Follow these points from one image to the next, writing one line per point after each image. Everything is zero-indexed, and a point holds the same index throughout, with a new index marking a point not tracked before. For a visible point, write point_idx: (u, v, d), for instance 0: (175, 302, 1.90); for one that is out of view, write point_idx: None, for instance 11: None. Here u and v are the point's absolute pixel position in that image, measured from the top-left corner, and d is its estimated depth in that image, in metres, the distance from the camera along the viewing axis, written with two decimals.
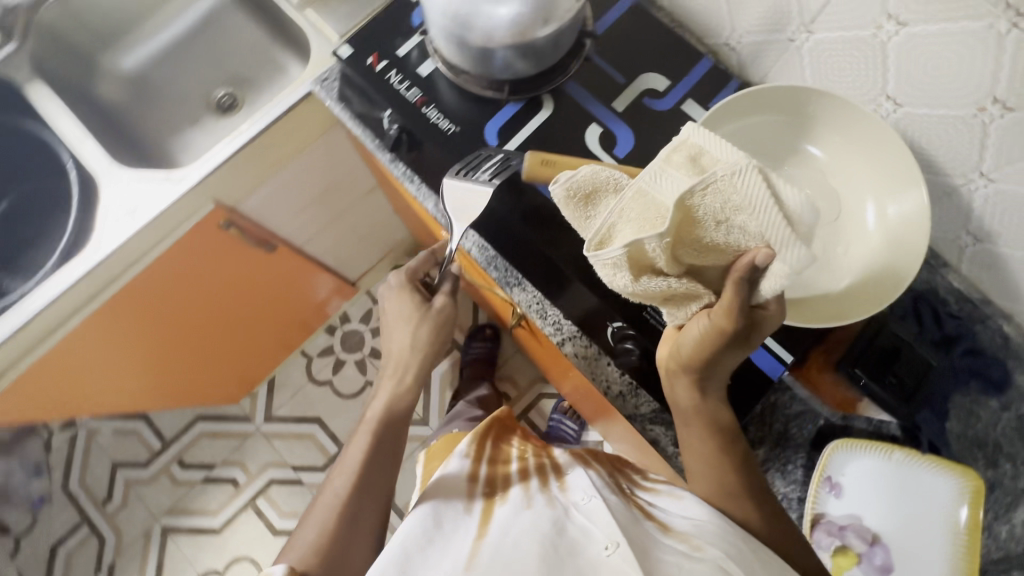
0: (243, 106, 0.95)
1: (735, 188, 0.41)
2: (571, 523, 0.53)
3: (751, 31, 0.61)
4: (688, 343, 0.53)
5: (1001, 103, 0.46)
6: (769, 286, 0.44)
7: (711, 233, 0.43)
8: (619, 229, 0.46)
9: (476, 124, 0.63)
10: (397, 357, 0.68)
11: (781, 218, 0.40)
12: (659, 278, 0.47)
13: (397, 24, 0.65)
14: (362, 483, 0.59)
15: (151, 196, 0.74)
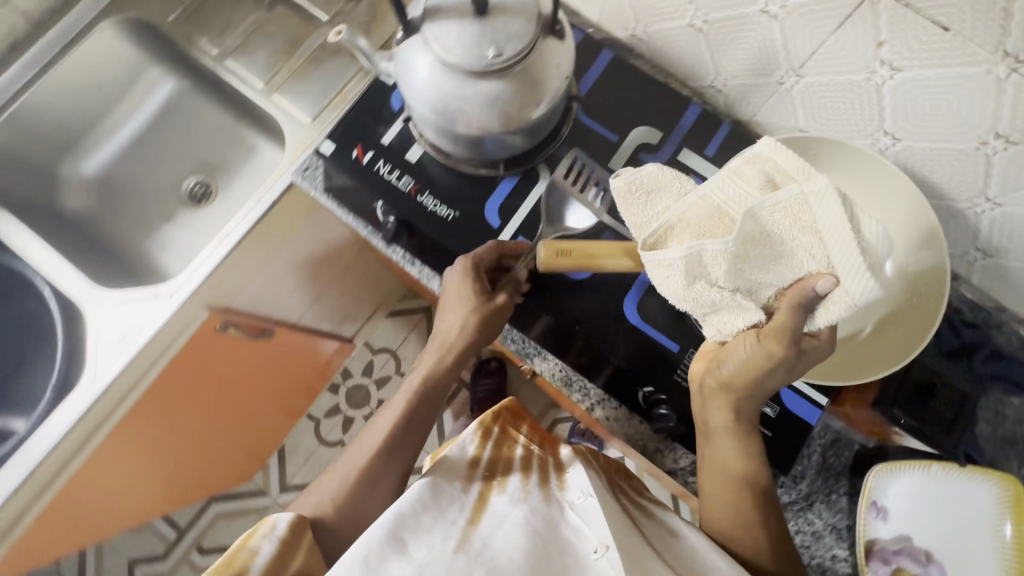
0: (217, 194, 0.92)
1: (809, 209, 0.43)
2: (565, 524, 0.52)
3: (737, 75, 0.60)
4: (726, 359, 0.51)
5: (1003, 138, 0.46)
6: (825, 317, 0.45)
7: (776, 247, 0.45)
8: (679, 233, 0.48)
9: (475, 206, 0.61)
10: (445, 338, 0.59)
11: (851, 246, 0.41)
12: (713, 288, 0.48)
13: (376, 111, 0.63)
14: (386, 449, 0.55)
15: (143, 316, 0.71)
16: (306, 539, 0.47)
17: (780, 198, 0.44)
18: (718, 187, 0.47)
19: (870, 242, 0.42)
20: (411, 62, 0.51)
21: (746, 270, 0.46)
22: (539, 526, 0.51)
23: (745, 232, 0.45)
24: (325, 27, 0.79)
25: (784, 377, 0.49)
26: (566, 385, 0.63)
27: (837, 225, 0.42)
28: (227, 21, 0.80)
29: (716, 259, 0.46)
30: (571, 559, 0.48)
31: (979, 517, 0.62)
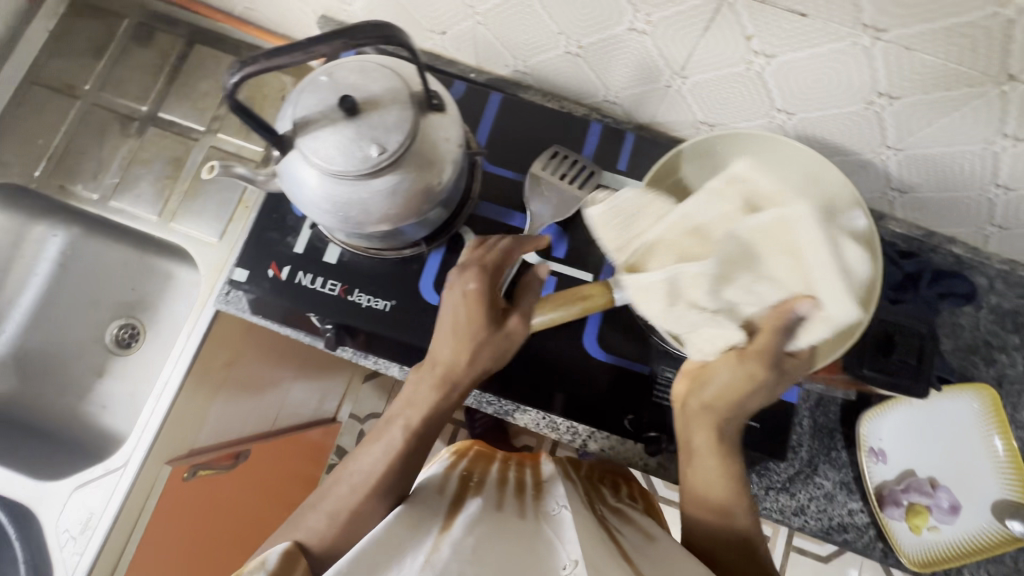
0: (146, 333, 0.86)
1: (789, 233, 0.45)
2: (543, 537, 0.46)
3: (626, 86, 0.60)
4: (716, 376, 0.50)
5: (887, 95, 0.47)
6: (806, 338, 0.47)
7: (759, 272, 0.46)
8: (656, 254, 0.49)
9: (410, 287, 0.59)
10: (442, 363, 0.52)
11: (829, 273, 0.44)
12: (694, 308, 0.47)
13: (281, 222, 0.60)
14: (366, 470, 0.50)
15: (101, 499, 0.66)
16: (298, 572, 0.42)
17: (761, 222, 0.46)
18: (699, 211, 0.49)
19: (852, 264, 0.46)
20: (297, 177, 0.48)
21: (730, 294, 0.46)
22: (512, 533, 0.46)
23: (725, 260, 0.46)
24: (203, 138, 0.75)
25: (764, 399, 0.51)
26: (553, 429, 0.62)
27: (810, 254, 0.45)
28: (97, 160, 0.75)
29: (692, 278, 0.47)
30: (545, 556, 0.43)
31: (966, 435, 0.65)
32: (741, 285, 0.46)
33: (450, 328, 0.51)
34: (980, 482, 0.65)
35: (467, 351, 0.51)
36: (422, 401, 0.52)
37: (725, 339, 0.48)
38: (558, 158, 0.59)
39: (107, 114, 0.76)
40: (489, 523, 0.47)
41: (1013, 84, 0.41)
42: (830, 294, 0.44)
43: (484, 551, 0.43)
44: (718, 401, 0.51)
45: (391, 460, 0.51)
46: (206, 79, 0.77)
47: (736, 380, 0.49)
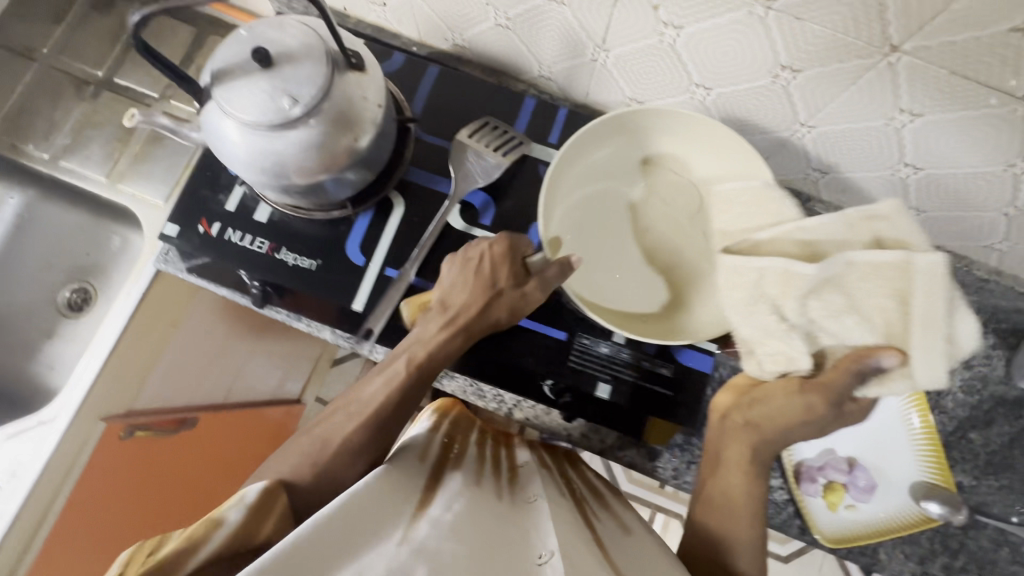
0: (99, 296, 0.88)
1: (906, 285, 0.42)
2: (523, 523, 0.44)
3: (557, 60, 0.62)
4: (773, 395, 0.49)
5: (790, 68, 0.49)
6: (882, 389, 0.45)
7: (858, 306, 0.44)
8: (766, 249, 0.47)
9: (337, 248, 0.61)
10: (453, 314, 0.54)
11: (940, 343, 0.42)
12: (775, 313, 0.46)
13: (214, 180, 0.61)
14: (327, 431, 0.50)
15: (30, 446, 0.72)
16: (276, 509, 0.42)
17: (877, 265, 0.43)
18: (821, 227, 0.46)
19: (958, 338, 0.42)
20: (217, 131, 0.50)
21: (815, 308, 0.45)
22: (494, 508, 0.46)
23: (827, 275, 0.44)
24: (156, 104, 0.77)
25: (812, 432, 0.49)
26: (479, 397, 0.64)
27: (922, 298, 0.42)
28: (52, 123, 0.76)
29: (790, 280, 0.45)
30: (523, 540, 0.41)
31: (884, 415, 0.66)
32: (834, 304, 0.44)
33: (472, 273, 0.55)
34: (896, 462, 0.66)
35: (483, 299, 0.54)
36: (431, 339, 0.53)
37: (789, 359, 0.46)
38: (487, 128, 0.61)
39: (63, 76, 0.77)
40: (471, 500, 0.46)
41: (898, 55, 0.43)
42: (923, 352, 0.42)
43: (465, 530, 0.41)
44: (762, 422, 0.49)
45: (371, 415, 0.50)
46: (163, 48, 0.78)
47: (794, 399, 0.47)
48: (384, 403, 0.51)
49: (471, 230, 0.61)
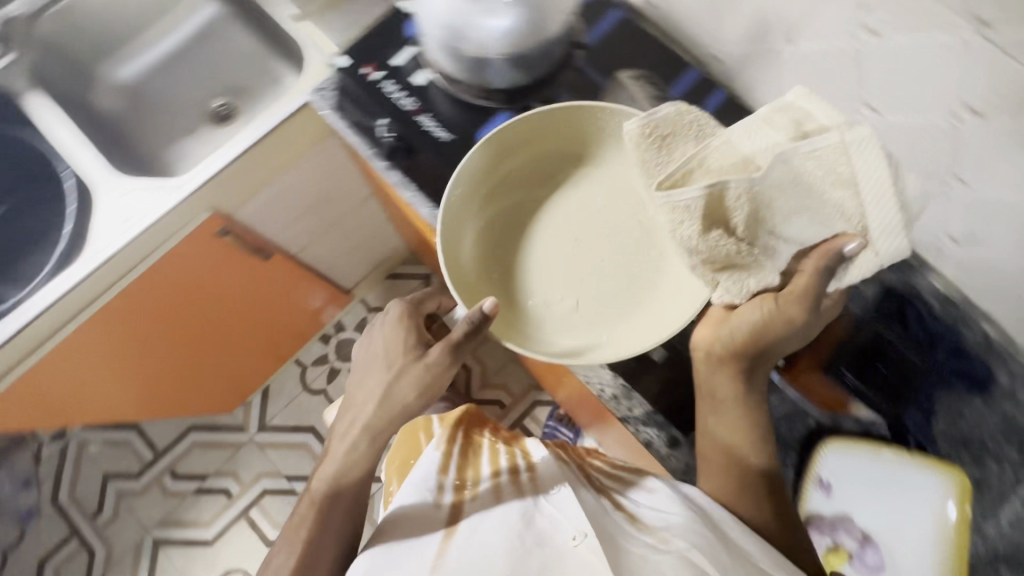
0: (238, 115, 0.96)
1: (847, 160, 0.47)
2: (539, 515, 0.55)
3: (736, 43, 0.63)
4: (749, 318, 0.52)
5: (974, 111, 0.48)
6: (853, 274, 0.49)
7: (824, 203, 0.48)
8: (703, 173, 0.48)
9: (470, 134, 0.64)
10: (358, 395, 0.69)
11: (894, 208, 0.46)
12: (732, 237, 0.48)
13: (393, 35, 0.67)
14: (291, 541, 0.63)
15: (150, 204, 0.75)
16: None
17: (826, 164, 0.47)
18: (746, 135, 0.49)
19: (908, 194, 0.47)
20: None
21: (775, 220, 0.48)
22: (517, 513, 0.56)
23: (773, 175, 0.47)
24: None
25: (796, 343, 0.53)
26: None
27: (871, 169, 0.46)
28: None
29: (737, 201, 0.46)
30: (546, 527, 0.53)
31: (923, 510, 0.61)
32: (795, 208, 0.48)
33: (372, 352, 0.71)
34: (916, 562, 0.61)
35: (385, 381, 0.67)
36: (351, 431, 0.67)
37: (761, 279, 0.50)
38: (644, 75, 0.66)
39: None
40: (487, 518, 0.57)
41: None
42: (882, 229, 0.47)
43: (490, 539, 0.53)
44: (742, 340, 0.53)
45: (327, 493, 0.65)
46: None
47: (768, 316, 0.51)
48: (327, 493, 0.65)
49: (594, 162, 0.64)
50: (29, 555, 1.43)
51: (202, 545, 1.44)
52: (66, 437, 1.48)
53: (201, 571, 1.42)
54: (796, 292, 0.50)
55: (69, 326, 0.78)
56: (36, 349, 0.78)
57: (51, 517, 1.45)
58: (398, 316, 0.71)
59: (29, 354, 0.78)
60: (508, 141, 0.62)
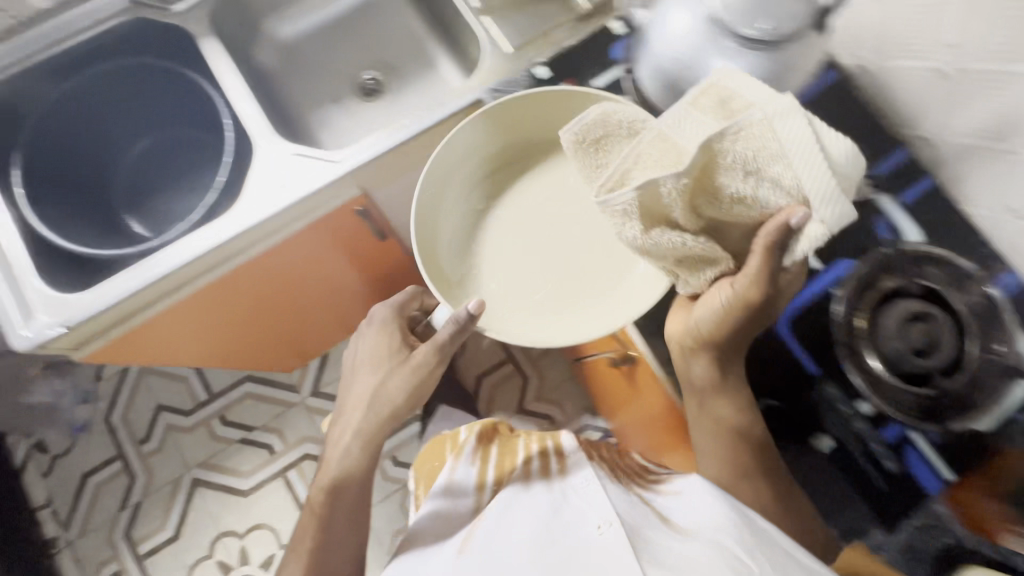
0: (387, 93, 0.94)
1: (772, 134, 0.47)
2: (567, 505, 0.61)
3: (965, 134, 0.58)
4: (709, 313, 0.56)
5: None
6: (801, 249, 0.49)
7: (736, 185, 0.49)
8: (640, 169, 0.50)
9: None
10: (358, 396, 0.80)
11: (824, 177, 0.47)
12: (679, 231, 0.51)
13: (599, 55, 0.69)
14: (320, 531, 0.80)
15: (310, 174, 0.73)
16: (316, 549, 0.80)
17: (740, 147, 0.48)
18: (681, 126, 0.51)
19: (830, 161, 0.47)
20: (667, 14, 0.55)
21: (708, 206, 0.50)
22: (547, 505, 0.63)
23: (699, 159, 0.48)
24: None
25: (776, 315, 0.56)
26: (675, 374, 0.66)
27: (795, 143, 0.47)
28: None
29: (671, 198, 0.49)
30: (572, 515, 0.59)
31: None
32: (723, 187, 0.49)
33: (370, 357, 0.80)
34: None
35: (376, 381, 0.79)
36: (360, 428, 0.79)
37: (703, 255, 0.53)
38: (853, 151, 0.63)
39: None
40: (516, 504, 0.66)
41: None
42: (820, 198, 0.47)
43: (509, 525, 0.62)
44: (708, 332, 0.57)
45: (337, 485, 0.80)
46: None
47: (733, 303, 0.54)
48: (335, 483, 0.80)
49: None
50: (76, 466, 1.47)
51: (238, 494, 1.46)
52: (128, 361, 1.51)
53: (232, 519, 1.44)
54: (742, 276, 0.53)
55: (199, 281, 0.73)
56: (151, 304, 0.72)
57: (102, 434, 1.49)
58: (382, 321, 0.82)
59: (144, 307, 0.72)
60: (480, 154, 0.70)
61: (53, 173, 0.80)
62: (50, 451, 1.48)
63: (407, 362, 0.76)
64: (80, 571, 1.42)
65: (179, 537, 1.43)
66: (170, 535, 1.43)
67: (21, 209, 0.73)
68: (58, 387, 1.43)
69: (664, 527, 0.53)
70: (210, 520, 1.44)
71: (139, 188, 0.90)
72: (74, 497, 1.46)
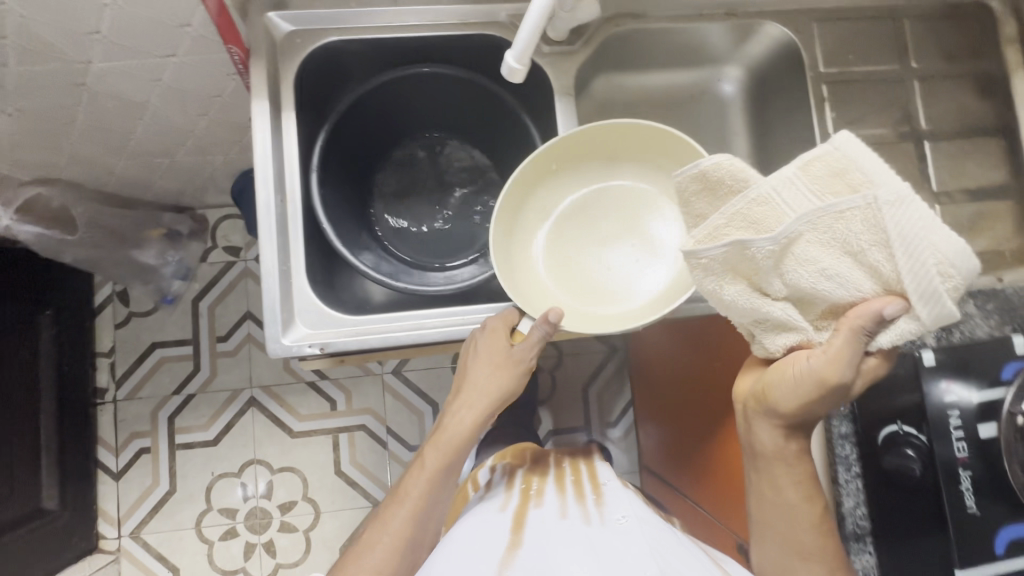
0: None
1: (891, 219, 0.44)
2: (608, 537, 0.70)
3: None
4: (783, 384, 0.55)
5: None
6: (886, 338, 0.49)
7: (835, 258, 0.47)
8: (730, 231, 0.49)
9: (993, 523, 0.57)
10: (466, 394, 0.68)
11: (928, 275, 0.44)
12: (769, 297, 0.52)
13: (989, 365, 0.59)
14: (394, 524, 0.70)
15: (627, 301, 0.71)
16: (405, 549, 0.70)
17: (853, 230, 0.46)
18: (781, 191, 0.48)
19: (953, 271, 0.44)
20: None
21: (798, 277, 0.49)
22: (582, 531, 0.72)
23: (792, 231, 0.47)
24: (927, 197, 0.73)
25: (838, 402, 0.54)
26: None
27: (910, 233, 0.44)
28: (861, 115, 0.74)
29: (758, 261, 0.49)
30: (616, 540, 0.69)
31: None
32: (814, 263, 0.47)
33: (479, 358, 0.65)
34: None
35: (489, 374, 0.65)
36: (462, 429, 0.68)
37: (784, 323, 0.53)
38: None
39: (903, 97, 0.75)
40: (554, 526, 0.74)
41: None
42: (921, 296, 0.45)
43: (553, 536, 0.72)
44: (785, 407, 0.56)
45: (429, 482, 0.71)
46: (981, 168, 0.74)
47: (809, 380, 0.52)
48: (430, 475, 0.70)
49: None
50: (149, 331, 1.45)
51: (285, 431, 1.44)
52: (238, 257, 1.47)
53: (270, 452, 1.43)
54: (820, 353, 0.52)
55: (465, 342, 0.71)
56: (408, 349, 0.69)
57: (184, 314, 1.46)
58: (489, 321, 0.67)
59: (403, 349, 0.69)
60: (622, 129, 0.68)
61: (340, 148, 0.74)
62: (131, 305, 1.45)
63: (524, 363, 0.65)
64: (115, 430, 1.42)
65: (216, 444, 1.43)
66: (209, 438, 1.43)
67: (313, 189, 0.68)
68: (167, 255, 1.38)
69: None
70: (250, 443, 1.43)
71: (404, 185, 0.85)
72: (134, 359, 1.44)
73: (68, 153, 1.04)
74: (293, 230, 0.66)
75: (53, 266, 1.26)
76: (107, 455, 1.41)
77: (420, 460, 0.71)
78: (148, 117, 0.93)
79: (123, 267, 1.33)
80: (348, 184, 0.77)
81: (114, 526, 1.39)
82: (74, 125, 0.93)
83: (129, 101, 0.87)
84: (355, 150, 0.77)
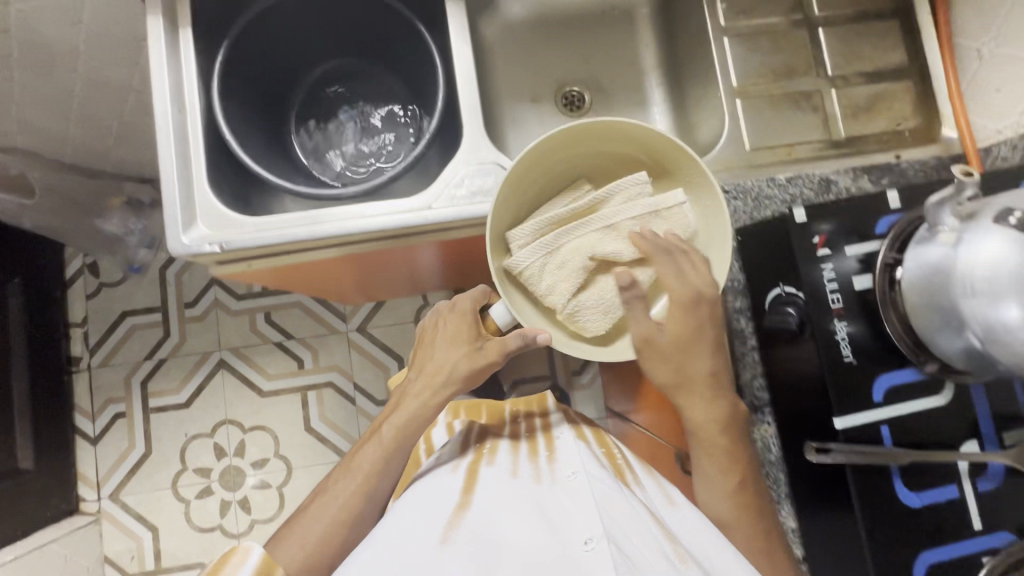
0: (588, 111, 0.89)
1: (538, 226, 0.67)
2: (556, 494, 0.55)
3: None
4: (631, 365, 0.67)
5: None
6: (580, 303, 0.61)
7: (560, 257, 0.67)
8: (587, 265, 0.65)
9: (870, 370, 0.58)
10: (433, 369, 0.70)
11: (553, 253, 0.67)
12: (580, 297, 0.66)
13: (863, 220, 0.60)
14: (347, 489, 0.68)
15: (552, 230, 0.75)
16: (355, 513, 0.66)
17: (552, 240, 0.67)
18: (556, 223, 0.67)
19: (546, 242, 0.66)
20: (983, 233, 0.47)
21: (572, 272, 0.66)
22: (527, 488, 0.57)
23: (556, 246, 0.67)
24: (822, 81, 0.74)
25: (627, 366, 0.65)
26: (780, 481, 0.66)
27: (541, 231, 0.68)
28: (752, 6, 0.75)
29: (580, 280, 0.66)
30: (563, 499, 0.54)
31: None
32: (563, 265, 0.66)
33: (456, 339, 0.70)
34: None
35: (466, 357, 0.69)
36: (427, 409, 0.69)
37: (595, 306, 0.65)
38: None
39: None
40: (496, 487, 0.59)
41: None
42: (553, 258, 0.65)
43: (497, 498, 0.56)
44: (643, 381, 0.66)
45: (386, 453, 0.69)
46: (878, 50, 0.75)
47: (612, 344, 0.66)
48: (389, 443, 0.69)
49: (963, 478, 0.58)
50: (120, 300, 1.49)
51: (254, 391, 1.47)
52: None
53: (240, 411, 1.47)
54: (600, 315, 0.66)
55: (435, 319, 0.73)
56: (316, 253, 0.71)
57: (153, 282, 1.50)
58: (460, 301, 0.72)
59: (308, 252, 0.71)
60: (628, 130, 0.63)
61: (245, 70, 0.77)
62: (100, 276, 1.49)
63: (491, 351, 0.68)
64: (91, 397, 1.46)
65: (188, 406, 1.47)
66: (181, 401, 1.47)
67: (215, 102, 0.71)
68: (131, 223, 1.43)
69: (654, 538, 0.49)
70: (221, 404, 1.47)
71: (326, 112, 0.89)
72: (106, 328, 1.48)
73: (17, 117, 1.08)
74: (192, 139, 0.68)
75: (20, 235, 1.30)
76: (84, 421, 1.45)
77: (381, 429, 0.70)
78: (83, 69, 0.97)
79: (88, 236, 1.38)
80: (259, 107, 0.81)
81: (94, 489, 1.43)
82: (14, 83, 0.97)
83: (59, 50, 0.91)
84: (262, 73, 0.80)
